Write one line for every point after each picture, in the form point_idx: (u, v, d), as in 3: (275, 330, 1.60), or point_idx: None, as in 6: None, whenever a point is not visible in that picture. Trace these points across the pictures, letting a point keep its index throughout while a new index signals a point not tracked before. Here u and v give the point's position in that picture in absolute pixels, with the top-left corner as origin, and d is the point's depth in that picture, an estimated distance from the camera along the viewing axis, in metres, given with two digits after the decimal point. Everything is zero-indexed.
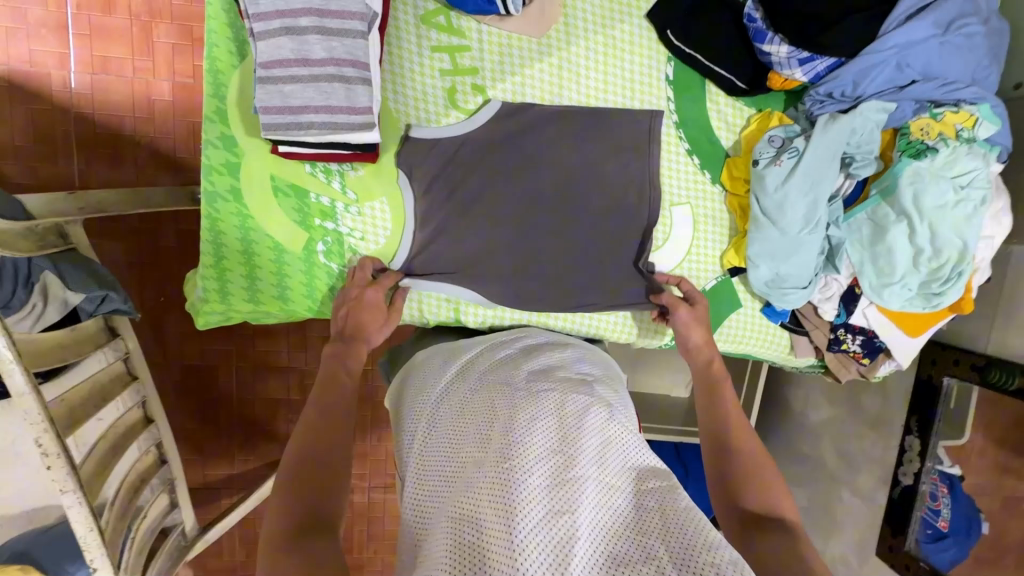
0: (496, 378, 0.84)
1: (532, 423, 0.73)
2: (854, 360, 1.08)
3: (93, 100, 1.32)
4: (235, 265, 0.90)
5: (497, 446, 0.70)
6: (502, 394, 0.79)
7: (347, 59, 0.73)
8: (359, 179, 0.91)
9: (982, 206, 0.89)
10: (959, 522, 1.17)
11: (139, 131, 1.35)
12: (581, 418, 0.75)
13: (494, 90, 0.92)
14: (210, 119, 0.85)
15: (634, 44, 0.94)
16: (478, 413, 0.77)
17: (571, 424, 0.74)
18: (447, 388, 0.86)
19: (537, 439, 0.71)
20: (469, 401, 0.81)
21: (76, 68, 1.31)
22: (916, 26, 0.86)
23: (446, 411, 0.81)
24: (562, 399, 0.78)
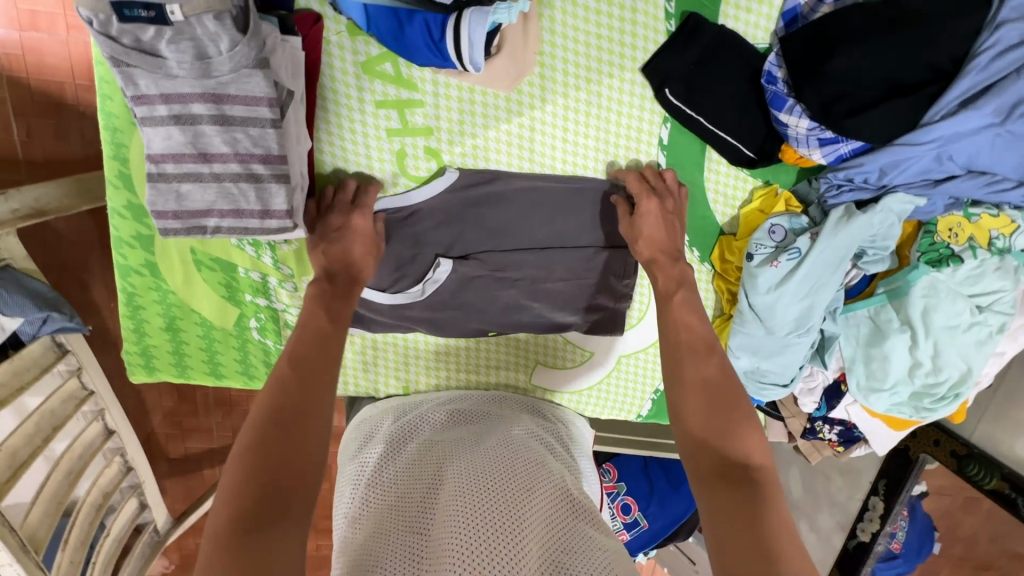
0: (453, 428, 0.80)
1: (489, 458, 0.71)
2: (828, 445, 1.02)
3: (26, 62, 1.16)
4: (158, 340, 0.81)
5: (441, 505, 0.62)
6: (461, 437, 0.76)
7: (257, 151, 0.60)
8: (293, 254, 0.79)
9: (998, 332, 0.79)
10: (911, 544, 1.19)
11: (82, 101, 1.20)
12: (529, 467, 0.71)
13: (451, 154, 0.78)
14: (113, 185, 0.72)
15: (625, 102, 0.78)
16: (424, 470, 0.70)
17: (518, 486, 0.66)
18: (396, 434, 0.80)
19: (482, 495, 0.63)
20: (417, 446, 0.76)
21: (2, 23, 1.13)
22: (971, 117, 0.70)
23: (389, 454, 0.76)
24: (512, 460, 0.71)
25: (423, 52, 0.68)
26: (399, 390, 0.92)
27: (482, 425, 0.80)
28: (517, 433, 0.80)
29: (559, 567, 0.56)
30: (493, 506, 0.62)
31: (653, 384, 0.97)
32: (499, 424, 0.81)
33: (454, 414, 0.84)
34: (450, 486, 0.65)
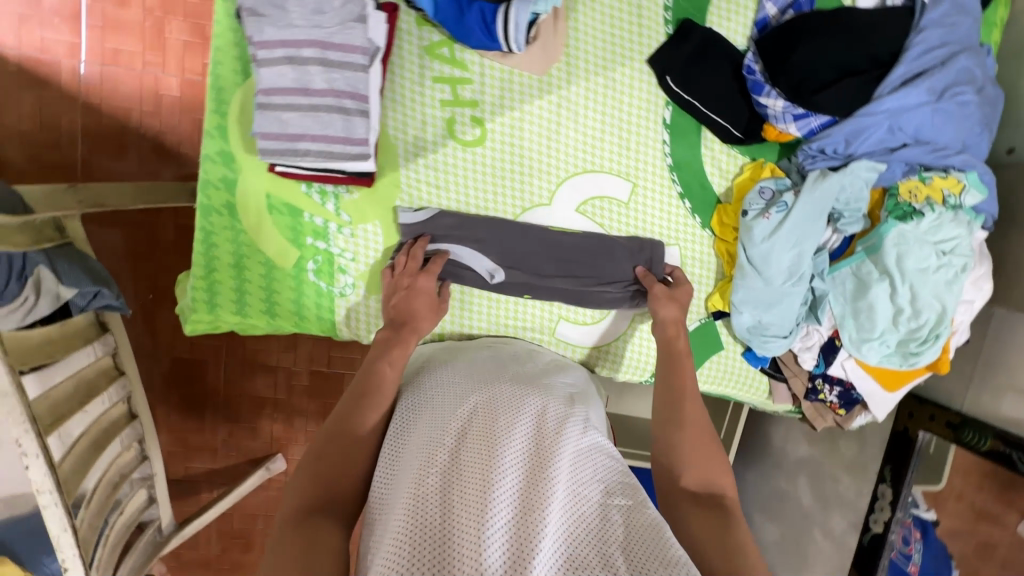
0: (473, 382, 0.82)
1: (508, 425, 0.73)
2: (830, 410, 1.10)
3: (101, 91, 1.40)
4: (224, 277, 0.91)
5: (478, 436, 0.70)
6: (480, 396, 0.78)
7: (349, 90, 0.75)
8: (353, 203, 0.92)
9: (962, 272, 0.91)
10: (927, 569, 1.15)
11: (144, 124, 1.43)
12: (561, 424, 0.77)
13: (493, 124, 0.93)
14: (210, 134, 0.86)
15: (634, 88, 0.95)
16: (463, 400, 0.77)
17: (548, 434, 0.73)
18: (421, 386, 0.84)
19: (517, 439, 0.71)
20: (441, 400, 0.79)
21: (87, 57, 1.38)
22: (911, 93, 0.89)
23: (416, 405, 0.80)
24: (544, 410, 0.78)
25: (477, 34, 0.85)
26: (433, 335, 1.00)
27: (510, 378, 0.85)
28: (552, 384, 0.87)
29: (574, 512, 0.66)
30: (507, 482, 0.65)
31: None
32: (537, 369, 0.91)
33: (476, 365, 0.88)
34: (466, 453, 0.68)
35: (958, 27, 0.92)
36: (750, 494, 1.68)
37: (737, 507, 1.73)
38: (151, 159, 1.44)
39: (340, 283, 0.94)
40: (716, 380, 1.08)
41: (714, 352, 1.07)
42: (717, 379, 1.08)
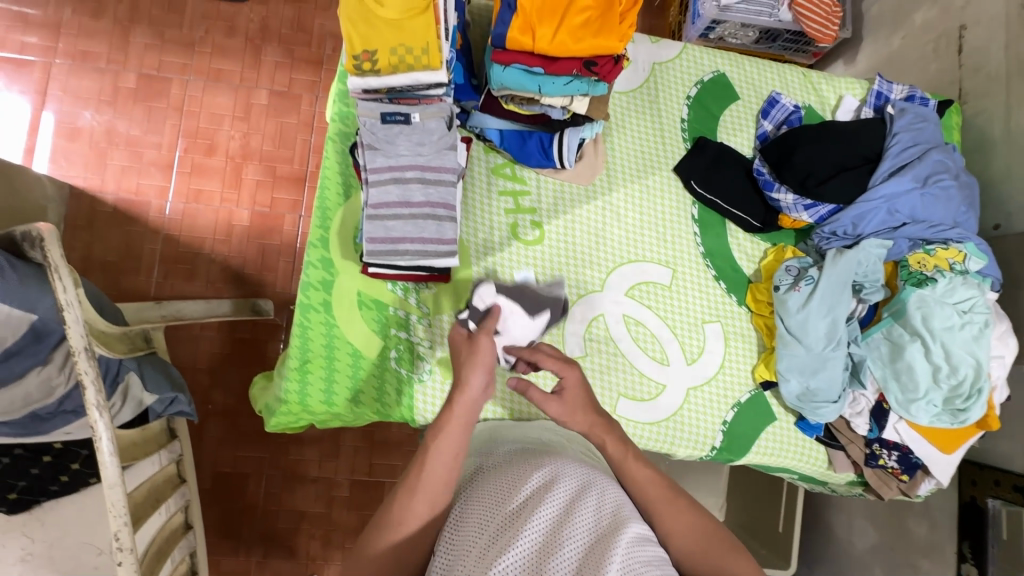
0: (530, 462, 0.84)
1: (566, 509, 0.74)
2: (893, 476, 1.11)
3: (182, 224, 1.61)
4: (316, 367, 1.00)
5: (539, 520, 0.71)
6: (538, 477, 0.80)
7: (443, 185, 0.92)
8: (432, 296, 1.05)
9: (986, 328, 1.00)
10: None
11: (217, 250, 1.61)
12: (620, 509, 0.76)
13: (549, 226, 1.09)
14: (314, 244, 1.02)
15: (664, 192, 1.13)
16: (526, 481, 0.79)
17: (609, 523, 0.73)
18: (481, 466, 0.87)
19: (577, 527, 0.71)
20: (500, 480, 0.82)
21: (173, 197, 1.62)
22: (897, 182, 1.07)
23: (476, 484, 0.83)
24: (606, 496, 0.78)
25: (535, 156, 1.05)
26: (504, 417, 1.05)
27: (567, 458, 0.87)
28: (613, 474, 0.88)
29: None
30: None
31: (722, 416, 1.10)
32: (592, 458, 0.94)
33: (532, 447, 0.91)
34: (522, 539, 0.69)
35: (924, 130, 1.12)
36: None
37: None
38: (219, 281, 1.60)
39: (421, 369, 1.03)
40: (773, 451, 1.11)
41: (768, 424, 1.12)
42: (774, 451, 1.11)
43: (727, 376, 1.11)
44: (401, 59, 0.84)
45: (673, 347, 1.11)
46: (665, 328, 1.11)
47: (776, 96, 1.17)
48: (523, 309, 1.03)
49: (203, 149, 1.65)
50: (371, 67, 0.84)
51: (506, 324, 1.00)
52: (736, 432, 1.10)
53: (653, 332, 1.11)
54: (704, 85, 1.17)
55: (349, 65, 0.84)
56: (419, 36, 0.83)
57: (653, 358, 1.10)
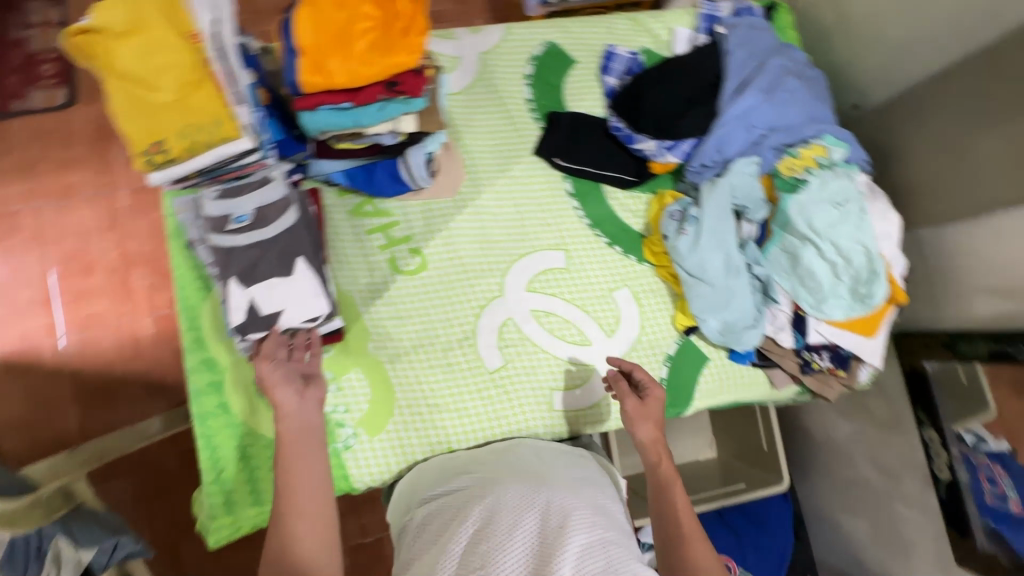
0: (474, 497, 0.82)
1: (506, 539, 0.72)
2: (831, 375, 1.14)
3: (84, 354, 1.49)
4: (234, 473, 0.95)
5: (482, 553, 0.71)
6: (479, 513, 0.78)
7: (222, 216, 0.83)
8: (331, 360, 0.99)
9: (863, 212, 1.02)
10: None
11: (132, 369, 1.50)
12: (564, 521, 0.74)
13: (428, 248, 1.05)
14: (190, 348, 0.96)
15: (533, 178, 1.11)
16: (468, 515, 0.78)
17: (552, 533, 0.73)
18: (427, 510, 0.86)
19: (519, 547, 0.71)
20: (446, 523, 0.80)
21: (67, 330, 1.49)
22: (744, 99, 1.07)
23: (423, 533, 0.81)
24: (548, 505, 0.78)
25: (389, 185, 1.01)
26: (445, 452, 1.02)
27: (511, 479, 0.85)
28: (559, 477, 0.88)
29: None
30: None
31: (657, 375, 1.10)
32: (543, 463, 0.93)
33: (476, 473, 0.90)
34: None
35: (757, 41, 1.13)
36: (824, 496, 1.60)
37: (820, 517, 1.63)
38: (145, 399, 1.49)
39: (342, 436, 0.98)
40: (715, 391, 1.12)
41: (703, 366, 1.12)
42: (716, 389, 1.12)
43: (650, 334, 1.11)
44: (195, 141, 0.78)
45: (590, 325, 1.09)
46: (576, 309, 1.09)
47: (611, 50, 1.16)
48: (273, 273, 0.83)
49: (80, 271, 1.52)
50: (165, 158, 0.78)
51: (276, 299, 0.83)
52: (675, 385, 1.10)
53: (565, 317, 1.09)
54: (537, 59, 1.14)
55: (141, 163, 0.78)
56: (205, 111, 0.78)
57: (573, 343, 1.08)
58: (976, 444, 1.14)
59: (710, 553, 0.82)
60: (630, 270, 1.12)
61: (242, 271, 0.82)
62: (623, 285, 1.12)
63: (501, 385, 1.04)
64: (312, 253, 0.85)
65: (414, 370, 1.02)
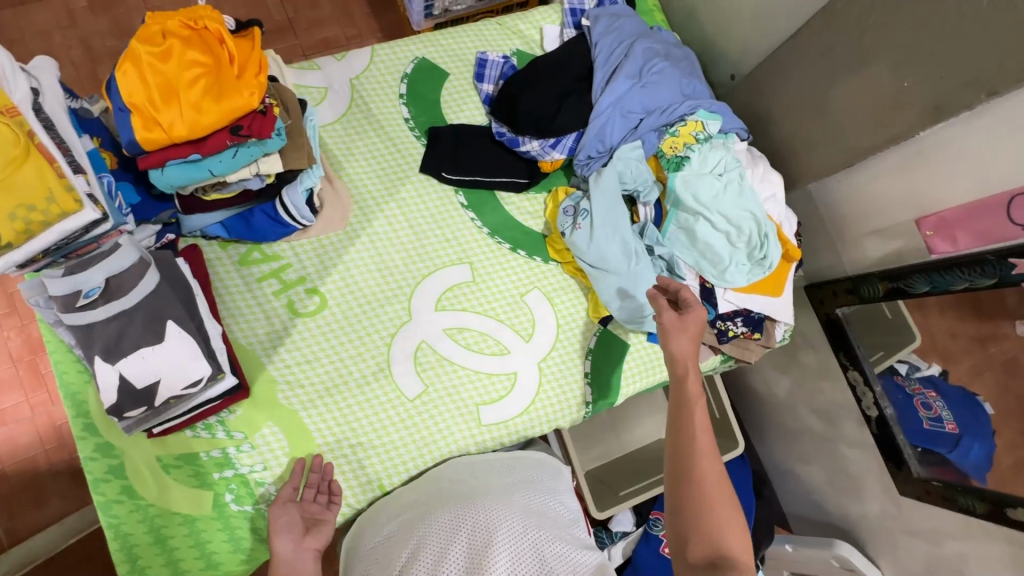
0: (405, 533, 0.81)
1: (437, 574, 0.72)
2: (749, 339, 1.16)
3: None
4: (152, 558, 0.89)
5: None
6: (411, 551, 0.77)
7: (70, 292, 0.77)
8: (239, 419, 0.94)
9: (743, 179, 1.06)
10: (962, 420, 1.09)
11: (54, 460, 1.36)
12: (492, 537, 0.75)
13: (326, 286, 1.02)
14: (81, 436, 0.89)
15: (424, 196, 1.09)
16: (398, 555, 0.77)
17: (479, 550, 0.74)
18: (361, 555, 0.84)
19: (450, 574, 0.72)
20: (381, 566, 0.78)
21: None
22: (615, 87, 1.09)
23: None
24: (472, 520, 0.78)
25: (272, 229, 0.99)
26: (376, 491, 0.98)
27: (440, 505, 0.84)
28: (486, 488, 0.88)
29: None
30: None
31: (581, 370, 1.09)
32: (473, 476, 0.93)
33: (407, 508, 0.88)
34: None
35: (622, 27, 1.15)
36: (780, 450, 1.63)
37: (781, 472, 1.65)
38: (74, 490, 1.36)
39: (264, 496, 0.93)
40: (642, 374, 1.12)
41: (624, 352, 1.12)
42: (642, 373, 1.12)
43: (568, 332, 1.11)
44: (28, 221, 0.73)
45: (506, 334, 1.08)
46: (490, 320, 1.08)
47: (482, 57, 1.16)
48: (142, 343, 0.79)
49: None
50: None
51: (152, 370, 0.79)
52: (600, 377, 1.10)
53: (480, 330, 1.07)
54: (409, 77, 1.14)
55: None
56: (35, 188, 0.73)
57: (491, 355, 1.06)
58: (910, 373, 1.17)
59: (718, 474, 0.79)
60: (538, 271, 1.12)
61: (106, 346, 0.77)
62: (533, 287, 1.11)
63: (423, 410, 1.01)
64: (184, 314, 0.82)
65: (330, 413, 0.97)
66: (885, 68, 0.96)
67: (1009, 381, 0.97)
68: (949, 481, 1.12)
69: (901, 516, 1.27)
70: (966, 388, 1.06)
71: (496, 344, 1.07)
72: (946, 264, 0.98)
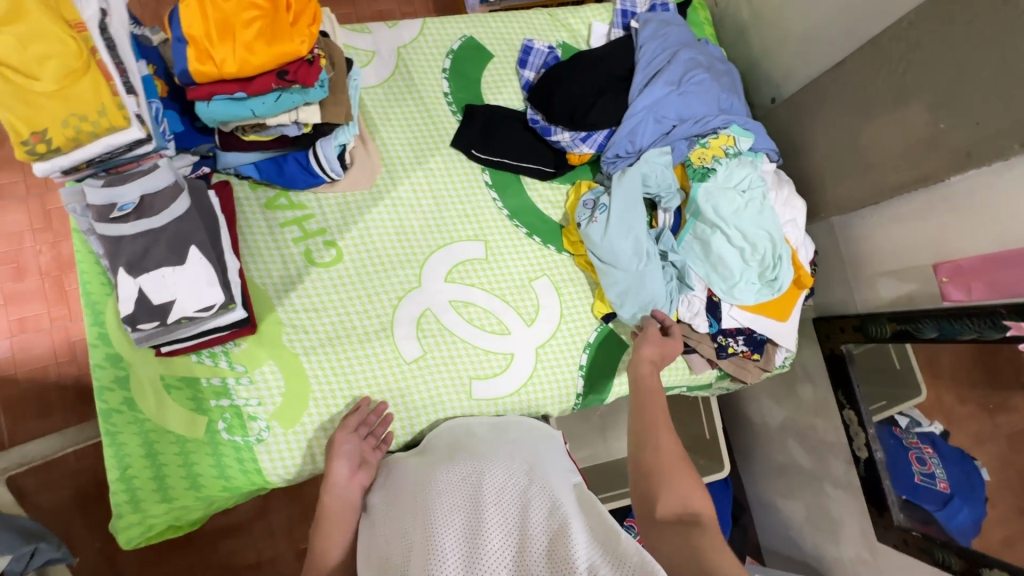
0: (410, 489, 0.82)
1: (443, 525, 0.72)
2: (747, 359, 1.16)
3: (14, 360, 1.39)
4: (141, 470, 0.93)
5: (422, 513, 0.75)
6: (418, 507, 0.77)
7: (106, 204, 0.82)
8: (243, 353, 0.98)
9: (766, 199, 1.07)
10: (956, 479, 1.09)
11: (64, 374, 1.41)
12: (497, 494, 0.76)
13: (344, 241, 1.05)
14: (94, 344, 0.94)
15: (450, 169, 1.12)
16: (404, 494, 0.82)
17: (479, 484, 0.78)
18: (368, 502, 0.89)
19: (452, 499, 0.76)
20: (390, 510, 0.81)
21: None
22: (653, 90, 1.10)
23: (370, 521, 0.83)
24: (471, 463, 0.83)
25: (300, 177, 1.02)
26: None
27: (444, 461, 0.86)
28: (486, 443, 0.91)
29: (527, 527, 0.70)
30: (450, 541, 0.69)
31: (577, 362, 1.11)
32: (469, 432, 0.96)
33: (416, 457, 0.93)
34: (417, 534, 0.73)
35: (669, 34, 1.16)
36: (765, 482, 1.61)
37: (763, 504, 1.63)
38: (79, 405, 1.41)
39: (254, 431, 0.97)
40: None
41: (622, 352, 1.14)
42: None
43: (570, 323, 1.12)
44: (78, 130, 0.77)
45: (509, 314, 1.10)
46: (496, 299, 1.10)
47: (528, 43, 1.18)
48: (164, 262, 0.83)
49: (10, 275, 1.42)
50: (47, 147, 0.77)
51: (171, 289, 0.83)
52: (595, 372, 1.12)
53: (485, 307, 1.09)
54: (454, 53, 1.16)
55: (21, 152, 0.76)
56: (90, 100, 0.77)
57: (492, 333, 1.08)
58: (910, 426, 1.18)
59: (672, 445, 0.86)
60: (550, 260, 1.14)
61: (131, 260, 0.82)
62: (543, 274, 1.13)
63: (418, 376, 1.04)
64: (207, 242, 0.86)
65: (329, 363, 1.01)
66: (922, 108, 0.95)
67: (1010, 454, 0.98)
68: (929, 534, 1.09)
69: (874, 563, 1.24)
70: (964, 450, 1.08)
71: (499, 323, 1.09)
72: (955, 312, 0.98)
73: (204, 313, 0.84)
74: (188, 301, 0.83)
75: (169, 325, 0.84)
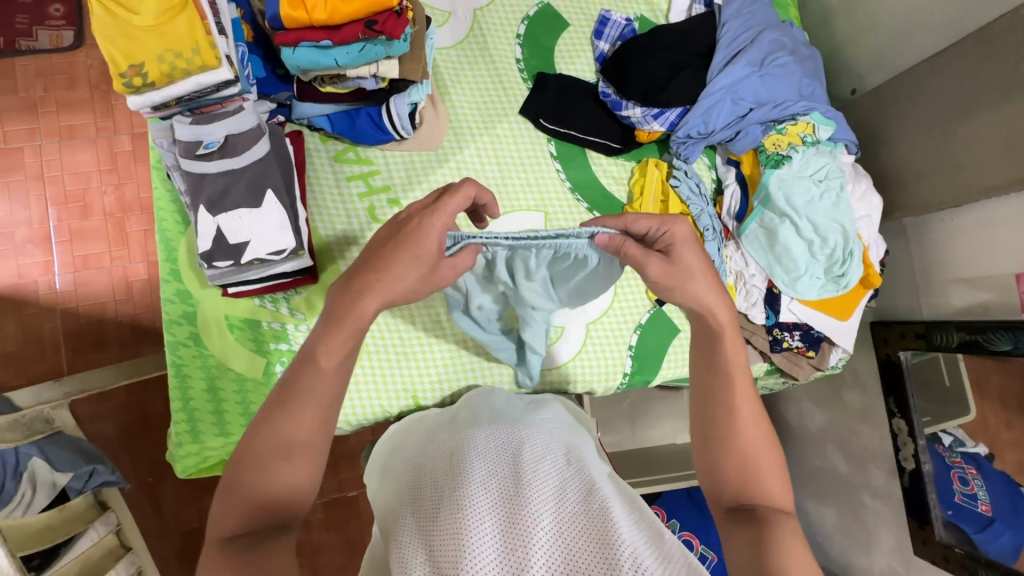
0: (442, 446, 0.75)
1: (475, 485, 0.64)
2: (801, 355, 1.13)
3: (78, 294, 1.45)
4: (202, 403, 0.97)
5: (454, 468, 0.69)
6: (449, 466, 0.70)
7: (192, 141, 0.85)
8: (304, 301, 1.00)
9: (843, 192, 1.03)
10: (1000, 502, 1.05)
11: (121, 313, 1.46)
12: (536, 463, 0.68)
13: (407, 200, 1.05)
14: (166, 279, 0.97)
15: (516, 136, 1.11)
16: (437, 446, 0.76)
17: (518, 451, 0.70)
18: (390, 456, 0.82)
19: (487, 460, 0.69)
20: (419, 464, 0.75)
21: (60, 270, 1.45)
22: (733, 70, 1.07)
23: (394, 471, 0.77)
24: (512, 428, 0.76)
25: (369, 132, 1.01)
26: (409, 403, 1.02)
27: (479, 424, 0.79)
28: (530, 417, 0.83)
29: (566, 504, 0.62)
30: (481, 500, 0.62)
31: (626, 341, 1.10)
32: (503, 401, 0.90)
33: (448, 417, 0.88)
34: (448, 486, 0.66)
35: (754, 14, 1.12)
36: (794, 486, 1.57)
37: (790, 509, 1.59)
38: (134, 343, 1.46)
39: None
40: (683, 362, 1.13)
41: (673, 337, 1.13)
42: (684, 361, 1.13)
43: (622, 303, 1.11)
44: (172, 66, 0.79)
45: None
46: None
47: (605, 14, 1.16)
48: (241, 204, 0.85)
49: (77, 213, 1.47)
50: (143, 81, 0.79)
51: (247, 230, 0.85)
52: (642, 353, 1.11)
53: None
54: (530, 20, 1.15)
55: (120, 84, 0.79)
56: (185, 38, 0.78)
57: None
58: (953, 445, 1.13)
59: (722, 434, 0.70)
60: None
61: (211, 198, 0.85)
62: None
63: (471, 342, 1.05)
64: (281, 188, 0.88)
65: (383, 318, 1.02)
66: None
67: None
68: (975, 552, 1.05)
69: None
70: (1010, 475, 1.03)
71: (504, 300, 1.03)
72: None
73: (277, 256, 0.86)
74: (259, 241, 0.85)
75: (242, 266, 0.86)
